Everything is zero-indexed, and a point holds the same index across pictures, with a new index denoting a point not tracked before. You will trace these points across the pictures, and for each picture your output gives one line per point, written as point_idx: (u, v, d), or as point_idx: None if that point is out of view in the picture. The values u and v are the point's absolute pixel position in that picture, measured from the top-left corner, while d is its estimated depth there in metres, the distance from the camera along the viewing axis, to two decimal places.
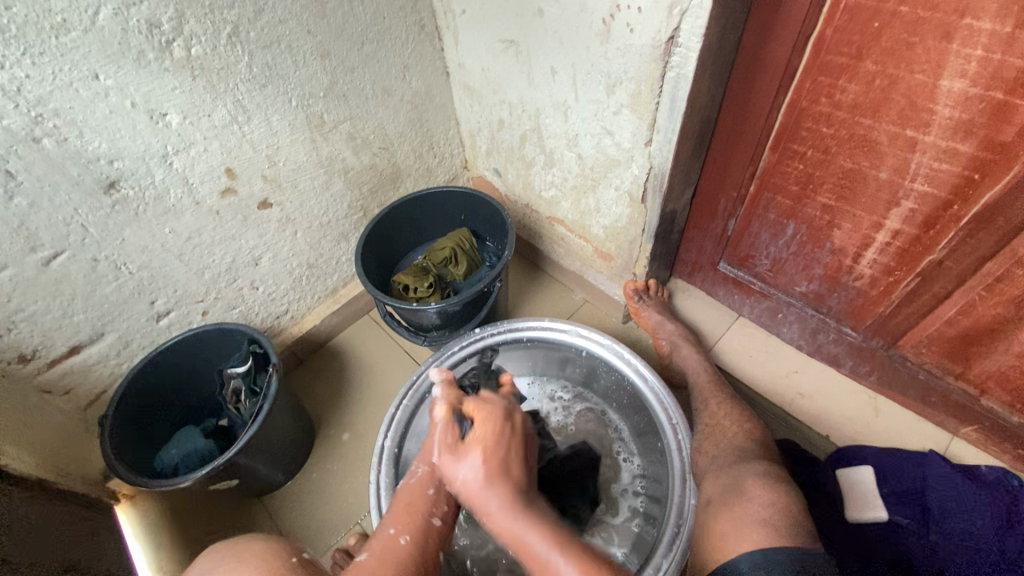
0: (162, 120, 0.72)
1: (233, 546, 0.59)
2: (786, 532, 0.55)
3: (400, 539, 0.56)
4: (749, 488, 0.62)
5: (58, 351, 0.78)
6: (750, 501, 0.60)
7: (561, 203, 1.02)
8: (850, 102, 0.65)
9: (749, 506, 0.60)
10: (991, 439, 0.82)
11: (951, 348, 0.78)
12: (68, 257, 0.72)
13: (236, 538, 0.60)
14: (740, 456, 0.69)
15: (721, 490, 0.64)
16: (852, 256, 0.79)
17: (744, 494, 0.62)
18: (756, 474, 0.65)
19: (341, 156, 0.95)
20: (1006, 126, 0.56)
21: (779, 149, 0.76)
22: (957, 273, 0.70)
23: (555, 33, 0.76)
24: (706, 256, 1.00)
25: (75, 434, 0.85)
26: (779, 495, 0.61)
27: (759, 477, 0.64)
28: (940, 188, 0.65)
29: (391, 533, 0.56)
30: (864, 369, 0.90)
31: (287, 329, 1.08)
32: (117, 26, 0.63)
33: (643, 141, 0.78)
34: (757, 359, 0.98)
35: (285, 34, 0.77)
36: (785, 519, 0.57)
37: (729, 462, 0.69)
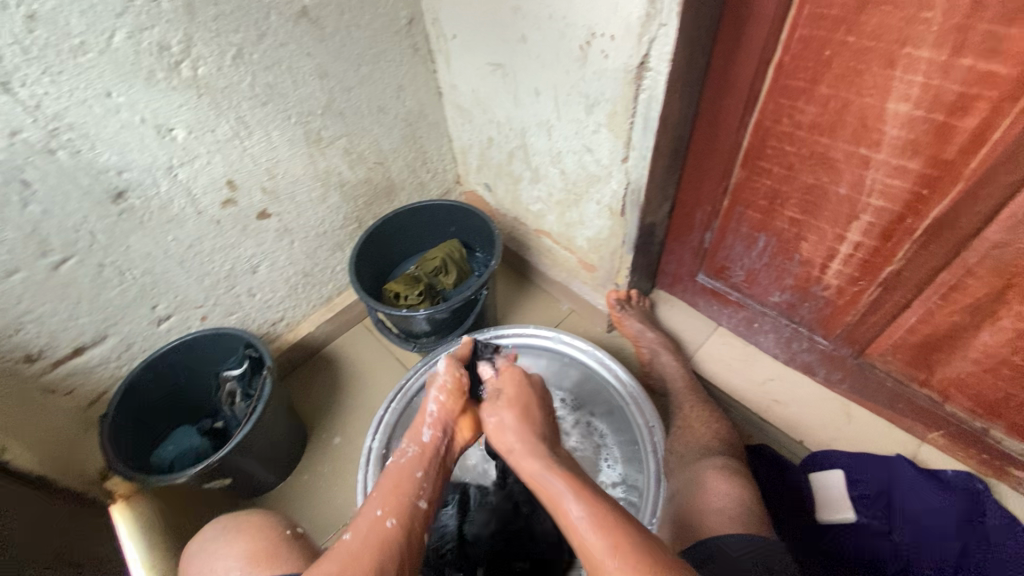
0: (168, 134, 0.76)
1: (232, 518, 0.68)
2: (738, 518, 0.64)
3: (387, 522, 0.53)
4: (710, 482, 0.71)
5: (63, 351, 0.82)
6: (711, 493, 0.69)
7: (547, 216, 1.07)
8: (809, 123, 0.70)
9: (712, 496, 0.69)
10: (956, 444, 0.85)
11: (915, 355, 0.81)
12: (76, 262, 0.77)
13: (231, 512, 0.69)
14: (703, 452, 0.78)
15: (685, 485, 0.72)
16: (819, 267, 0.83)
17: (706, 487, 0.71)
18: (714, 467, 0.73)
19: (337, 170, 1.00)
20: (948, 145, 0.61)
21: (747, 165, 0.81)
22: (914, 283, 0.74)
23: (538, 57, 0.82)
24: (686, 267, 1.04)
25: (75, 433, 0.88)
26: (736, 485, 0.70)
27: (718, 470, 0.73)
28: (894, 202, 0.69)
29: (378, 515, 0.54)
30: (836, 377, 0.94)
31: (283, 335, 1.12)
32: (131, 48, 0.68)
33: (621, 158, 0.83)
34: (734, 367, 1.02)
35: (286, 56, 0.82)
36: (740, 508, 0.66)
37: (693, 459, 0.77)
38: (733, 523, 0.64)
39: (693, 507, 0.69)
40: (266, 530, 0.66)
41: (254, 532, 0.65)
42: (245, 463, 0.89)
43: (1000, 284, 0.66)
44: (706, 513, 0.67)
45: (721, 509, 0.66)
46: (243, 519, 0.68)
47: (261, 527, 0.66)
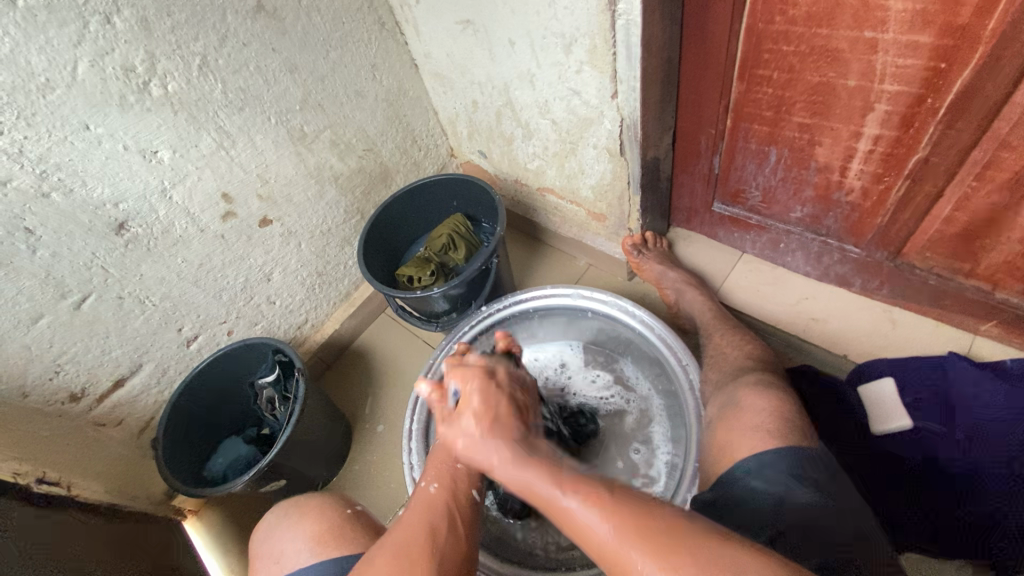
0: (154, 157, 0.76)
1: (296, 500, 0.70)
2: (780, 434, 0.62)
3: (429, 487, 0.59)
4: (746, 400, 0.69)
5: (104, 386, 0.85)
6: (747, 412, 0.67)
7: (547, 171, 1.04)
8: (804, 15, 0.64)
9: (748, 415, 0.66)
10: (1013, 332, 0.80)
11: (956, 246, 0.76)
12: (95, 298, 0.79)
13: (296, 496, 0.71)
14: (739, 372, 0.75)
15: (721, 407, 0.71)
16: (839, 171, 0.78)
17: (742, 406, 0.68)
18: (750, 385, 0.71)
19: (328, 164, 0.99)
20: (962, 7, 0.55)
21: (745, 77, 0.76)
22: (945, 169, 0.69)
23: (505, 4, 0.77)
24: (699, 199, 1.00)
25: (132, 459, 0.92)
26: (773, 399, 0.67)
27: (754, 386, 0.71)
28: (910, 84, 0.64)
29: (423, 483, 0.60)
30: (874, 284, 0.89)
31: (310, 337, 1.13)
32: (97, 76, 0.68)
33: (609, 95, 0.78)
34: (764, 292, 0.98)
35: (251, 56, 0.80)
36: (778, 422, 0.64)
37: (727, 380, 0.75)
38: (770, 437, 0.62)
39: (728, 426, 0.67)
40: (325, 511, 0.67)
41: (317, 513, 0.67)
42: (294, 463, 0.91)
43: None
44: (738, 437, 0.64)
45: (753, 422, 0.65)
46: (303, 500, 0.70)
47: (322, 508, 0.68)
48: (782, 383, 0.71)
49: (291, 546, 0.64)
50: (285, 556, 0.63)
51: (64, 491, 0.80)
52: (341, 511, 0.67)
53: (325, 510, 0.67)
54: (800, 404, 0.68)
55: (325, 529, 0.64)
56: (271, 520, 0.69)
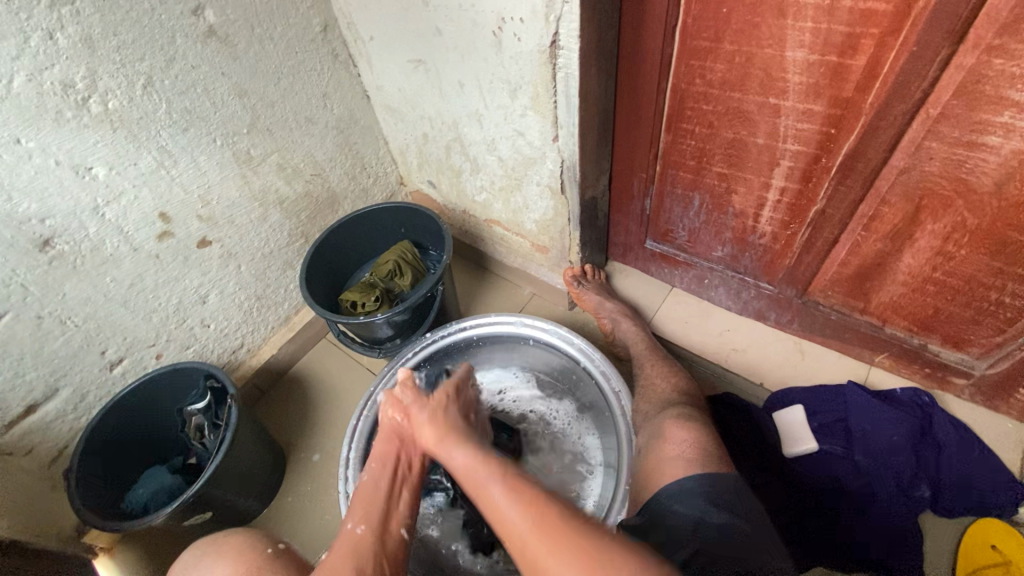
0: (88, 173, 0.74)
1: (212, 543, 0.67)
2: (698, 460, 0.67)
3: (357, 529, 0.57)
4: (669, 431, 0.73)
5: (14, 412, 0.79)
6: (669, 443, 0.71)
7: (493, 205, 1.09)
8: (720, 80, 0.73)
9: (670, 446, 0.71)
10: (901, 363, 0.91)
11: (851, 286, 0.86)
12: (11, 317, 0.74)
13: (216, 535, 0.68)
14: (665, 403, 0.80)
15: (649, 436, 0.76)
16: (753, 217, 0.87)
17: (666, 438, 0.73)
18: (675, 418, 0.76)
19: (273, 187, 0.99)
20: (846, 84, 0.64)
21: (672, 129, 0.83)
22: (839, 218, 0.78)
23: (456, 48, 0.82)
24: (633, 236, 1.07)
25: (43, 493, 0.86)
26: (692, 431, 0.72)
27: (677, 418, 0.76)
28: (808, 145, 0.73)
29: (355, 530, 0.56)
30: (786, 319, 0.98)
31: (246, 362, 1.10)
32: (33, 91, 0.66)
33: (551, 138, 0.84)
34: (692, 324, 1.05)
35: (200, 78, 0.81)
36: (695, 449, 0.69)
37: (654, 410, 0.80)
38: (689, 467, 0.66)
39: (652, 457, 0.72)
40: (244, 552, 0.64)
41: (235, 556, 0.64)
42: (223, 493, 0.87)
43: (912, 207, 0.71)
44: (661, 465, 0.69)
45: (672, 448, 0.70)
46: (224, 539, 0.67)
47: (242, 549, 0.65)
48: (702, 416, 0.77)
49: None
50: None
51: None
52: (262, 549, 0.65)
53: (243, 551, 0.64)
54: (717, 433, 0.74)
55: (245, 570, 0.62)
56: (187, 561, 0.66)
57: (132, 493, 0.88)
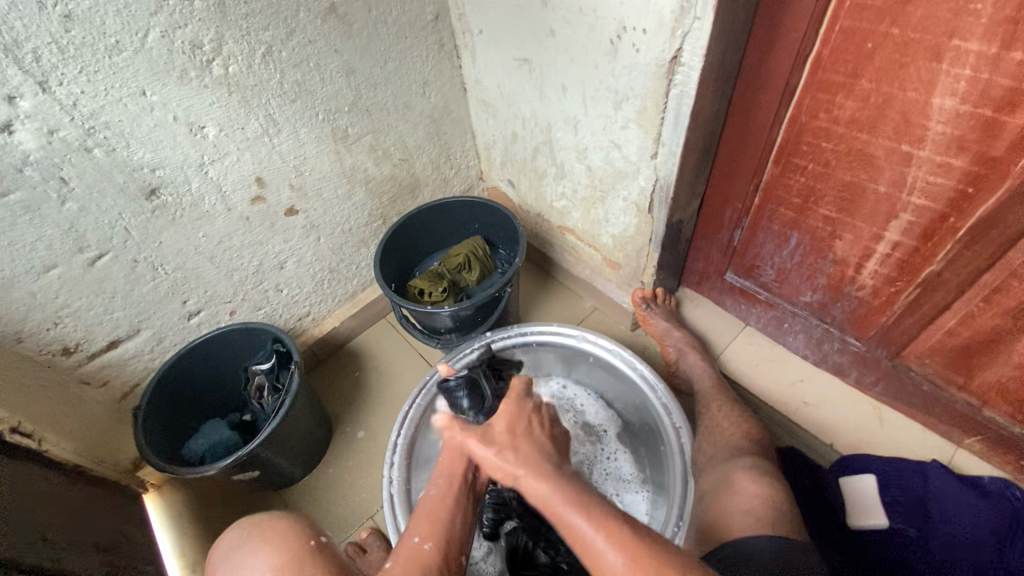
0: (199, 132, 0.77)
1: (257, 524, 0.65)
2: (768, 520, 0.63)
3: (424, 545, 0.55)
4: (739, 483, 0.69)
5: (98, 344, 0.84)
6: (739, 496, 0.67)
7: (571, 213, 1.07)
8: (848, 118, 0.68)
9: (738, 498, 0.67)
10: (995, 450, 0.82)
11: (953, 359, 0.79)
12: (111, 257, 0.78)
13: (260, 517, 0.66)
14: (734, 452, 0.76)
15: (714, 483, 0.72)
16: (854, 266, 0.81)
17: (734, 489, 0.69)
18: (745, 468, 0.72)
19: (362, 167, 1.00)
20: (996, 141, 0.58)
21: (781, 162, 0.79)
22: (956, 284, 0.72)
23: (567, 52, 0.80)
24: (713, 265, 1.02)
25: (109, 424, 0.91)
26: (766, 487, 0.68)
27: (748, 470, 0.71)
28: (936, 201, 0.67)
29: (416, 540, 0.56)
30: (869, 379, 0.92)
31: (308, 330, 1.13)
32: (164, 47, 0.69)
33: (649, 154, 0.81)
34: (762, 368, 1.00)
35: (314, 53, 0.82)
36: (768, 511, 0.64)
37: (723, 457, 0.76)
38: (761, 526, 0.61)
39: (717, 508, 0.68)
40: (288, 541, 0.62)
41: (279, 542, 0.62)
42: (272, 456, 0.90)
43: None
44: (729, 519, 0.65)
45: (740, 499, 0.67)
46: (265, 526, 0.65)
47: (286, 536, 0.63)
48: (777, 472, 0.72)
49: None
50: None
51: (34, 446, 0.79)
52: (304, 541, 0.62)
53: (288, 541, 0.62)
54: (791, 494, 0.68)
55: (284, 563, 0.60)
56: (230, 543, 0.64)
57: (193, 439, 0.92)
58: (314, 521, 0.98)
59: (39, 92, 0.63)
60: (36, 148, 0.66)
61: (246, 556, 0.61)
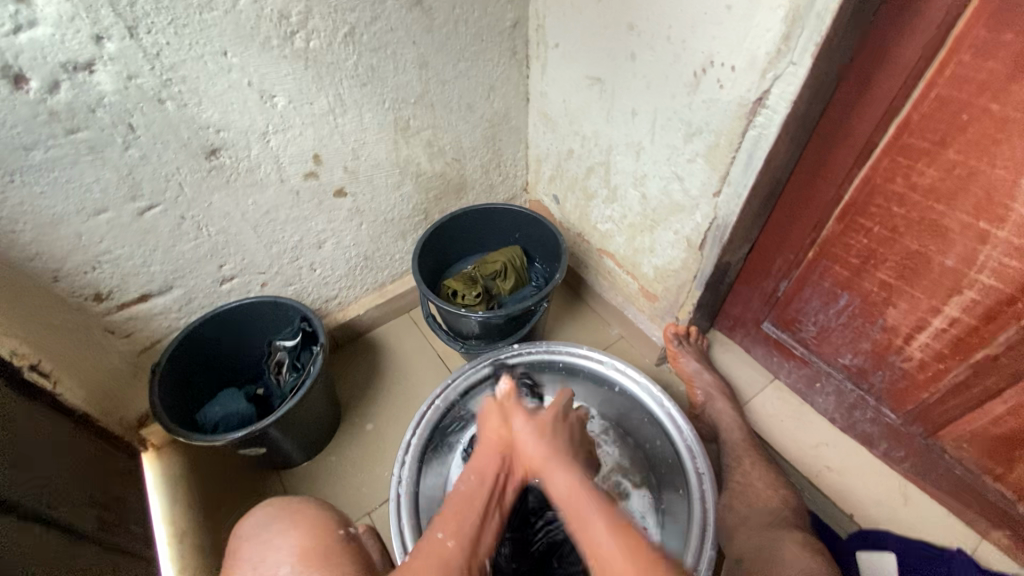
0: (270, 101, 0.77)
1: (286, 506, 0.65)
2: None
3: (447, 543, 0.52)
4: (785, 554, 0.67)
5: (129, 295, 0.83)
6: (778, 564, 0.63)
7: (615, 237, 1.05)
8: (926, 186, 0.67)
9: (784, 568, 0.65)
10: (1022, 548, 0.80)
11: (995, 447, 0.77)
12: (160, 210, 0.78)
13: (288, 500, 0.66)
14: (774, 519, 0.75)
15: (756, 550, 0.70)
16: (904, 336, 0.79)
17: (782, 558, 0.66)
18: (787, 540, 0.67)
19: (416, 160, 1.00)
20: None
21: (844, 220, 0.78)
22: (1012, 370, 0.70)
23: (645, 78, 0.80)
24: (751, 312, 1.00)
25: (124, 376, 0.90)
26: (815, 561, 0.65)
27: (794, 542, 0.69)
28: (1006, 284, 0.65)
29: (440, 536, 0.53)
30: (898, 454, 0.89)
31: (332, 314, 1.12)
32: (253, 12, 0.69)
33: (712, 191, 0.80)
34: (786, 425, 0.98)
35: (393, 41, 0.83)
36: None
37: (764, 524, 0.74)
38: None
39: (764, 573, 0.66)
40: (318, 526, 0.62)
41: (307, 526, 0.61)
42: (281, 436, 0.88)
43: None
44: None
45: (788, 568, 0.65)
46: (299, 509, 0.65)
47: (313, 520, 0.63)
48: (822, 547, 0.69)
49: (276, 559, 0.58)
50: (264, 562, 0.58)
51: (49, 388, 0.76)
52: (332, 529, 0.62)
53: (316, 524, 0.62)
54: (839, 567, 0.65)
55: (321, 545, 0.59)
56: (257, 522, 0.62)
57: (207, 406, 0.91)
58: None
59: (126, 36, 0.63)
60: (112, 92, 0.65)
61: (278, 536, 0.60)
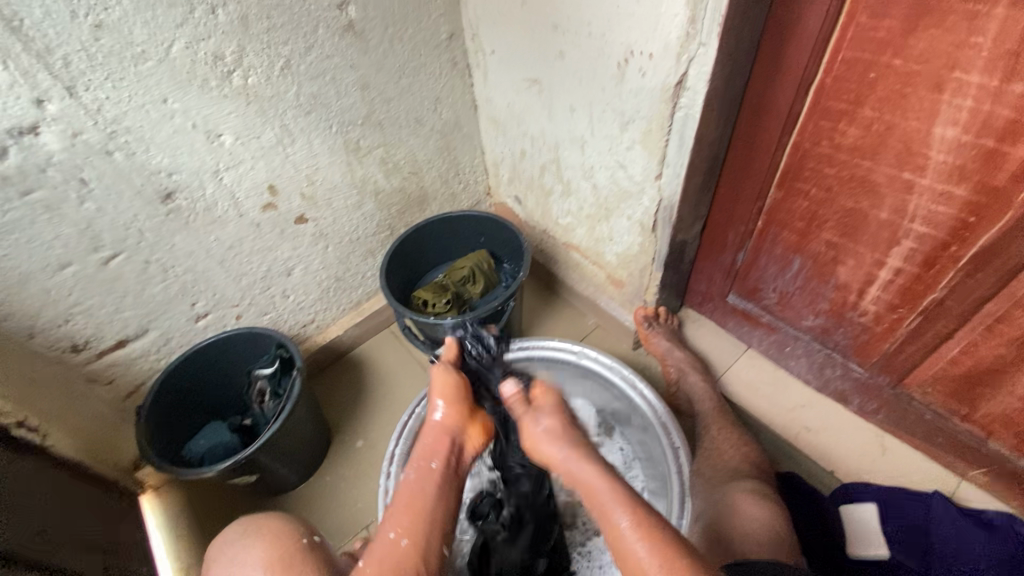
0: (217, 140, 0.80)
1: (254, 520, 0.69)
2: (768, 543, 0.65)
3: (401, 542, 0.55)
4: (740, 504, 0.72)
5: (106, 343, 0.86)
6: (741, 517, 0.70)
7: (576, 230, 1.08)
8: (850, 145, 0.69)
9: (742, 521, 0.69)
10: (999, 483, 0.81)
11: (957, 388, 0.78)
12: (124, 258, 0.80)
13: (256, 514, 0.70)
14: (734, 474, 0.78)
15: (716, 506, 0.74)
16: (856, 292, 0.81)
17: (738, 511, 0.71)
18: (747, 493, 0.74)
19: (373, 178, 1.03)
20: (998, 172, 0.59)
21: (784, 187, 0.80)
22: (958, 312, 0.71)
23: (575, 74, 0.83)
24: (716, 287, 1.03)
25: (112, 421, 0.93)
26: (766, 511, 0.70)
27: (749, 493, 0.74)
28: (938, 229, 0.67)
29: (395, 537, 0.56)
30: (871, 406, 0.91)
31: (312, 337, 1.15)
32: (188, 58, 0.72)
33: (653, 175, 0.82)
34: (763, 391, 1.00)
35: (330, 68, 0.85)
36: (768, 533, 0.67)
37: (723, 480, 0.78)
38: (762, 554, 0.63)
39: (722, 526, 0.70)
40: (283, 537, 0.65)
41: (273, 537, 0.65)
42: (270, 461, 0.90)
43: None
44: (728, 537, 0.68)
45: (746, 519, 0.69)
46: (263, 521, 0.68)
47: (280, 532, 0.66)
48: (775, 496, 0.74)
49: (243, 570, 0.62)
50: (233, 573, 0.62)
51: (39, 441, 0.79)
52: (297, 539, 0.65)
53: (281, 535, 0.65)
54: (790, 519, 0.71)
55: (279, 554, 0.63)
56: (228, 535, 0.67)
57: (194, 441, 0.93)
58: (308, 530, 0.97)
59: (66, 96, 0.66)
60: (60, 150, 0.68)
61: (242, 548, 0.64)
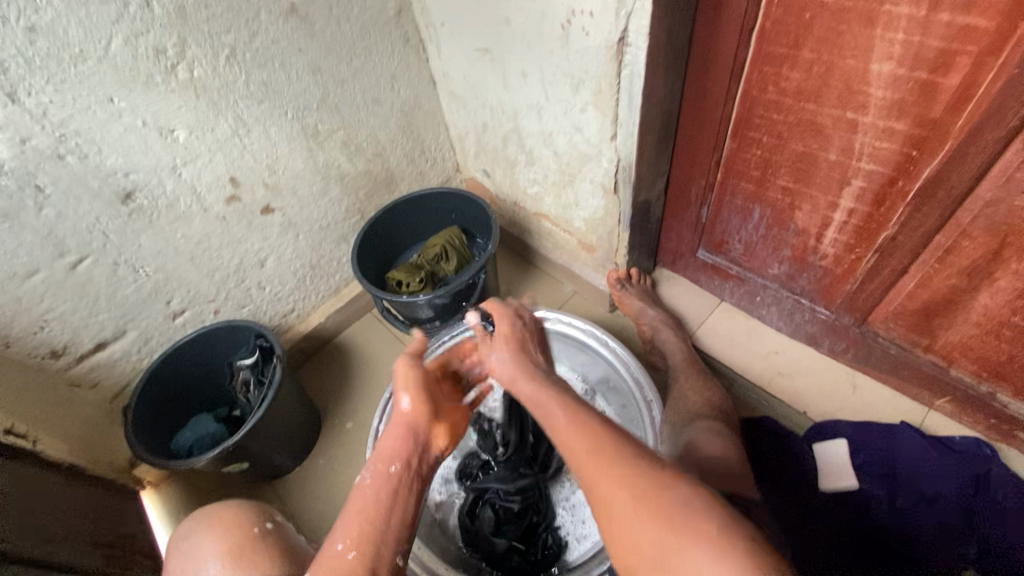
0: (170, 135, 0.80)
1: (205, 514, 0.70)
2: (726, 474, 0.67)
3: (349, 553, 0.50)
4: (700, 444, 0.73)
5: (85, 347, 0.87)
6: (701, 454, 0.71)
7: (544, 198, 1.08)
8: (794, 89, 0.69)
9: (699, 457, 0.71)
10: (964, 410, 0.83)
11: (916, 321, 0.80)
12: (91, 261, 0.81)
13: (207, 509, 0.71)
14: (695, 415, 0.79)
15: (676, 448, 0.75)
16: (815, 236, 0.82)
17: (697, 448, 0.72)
18: (704, 430, 0.75)
19: (336, 163, 1.03)
20: (934, 103, 0.59)
21: (738, 137, 0.80)
22: (910, 246, 0.73)
23: (523, 39, 0.82)
24: (685, 244, 1.04)
25: (103, 424, 0.94)
26: (726, 447, 0.72)
27: (707, 430, 0.75)
28: (884, 166, 0.68)
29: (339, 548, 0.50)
30: (840, 347, 0.93)
31: (295, 326, 1.16)
32: (128, 54, 0.71)
33: (608, 136, 0.83)
34: (737, 342, 1.02)
35: (278, 53, 0.84)
36: (725, 466, 0.68)
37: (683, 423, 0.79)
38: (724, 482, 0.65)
39: (683, 467, 0.71)
40: (236, 527, 0.67)
41: (226, 528, 0.67)
42: (260, 448, 0.92)
43: (996, 244, 0.65)
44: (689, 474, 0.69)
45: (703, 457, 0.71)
46: (216, 514, 0.69)
47: (235, 521, 0.68)
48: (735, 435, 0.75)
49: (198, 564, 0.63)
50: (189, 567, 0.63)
51: (29, 446, 0.82)
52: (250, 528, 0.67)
53: (236, 525, 0.67)
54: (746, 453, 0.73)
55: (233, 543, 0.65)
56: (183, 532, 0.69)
57: (182, 434, 0.95)
58: (306, 510, 1.01)
59: (8, 102, 0.65)
60: (10, 158, 0.68)
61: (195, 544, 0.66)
